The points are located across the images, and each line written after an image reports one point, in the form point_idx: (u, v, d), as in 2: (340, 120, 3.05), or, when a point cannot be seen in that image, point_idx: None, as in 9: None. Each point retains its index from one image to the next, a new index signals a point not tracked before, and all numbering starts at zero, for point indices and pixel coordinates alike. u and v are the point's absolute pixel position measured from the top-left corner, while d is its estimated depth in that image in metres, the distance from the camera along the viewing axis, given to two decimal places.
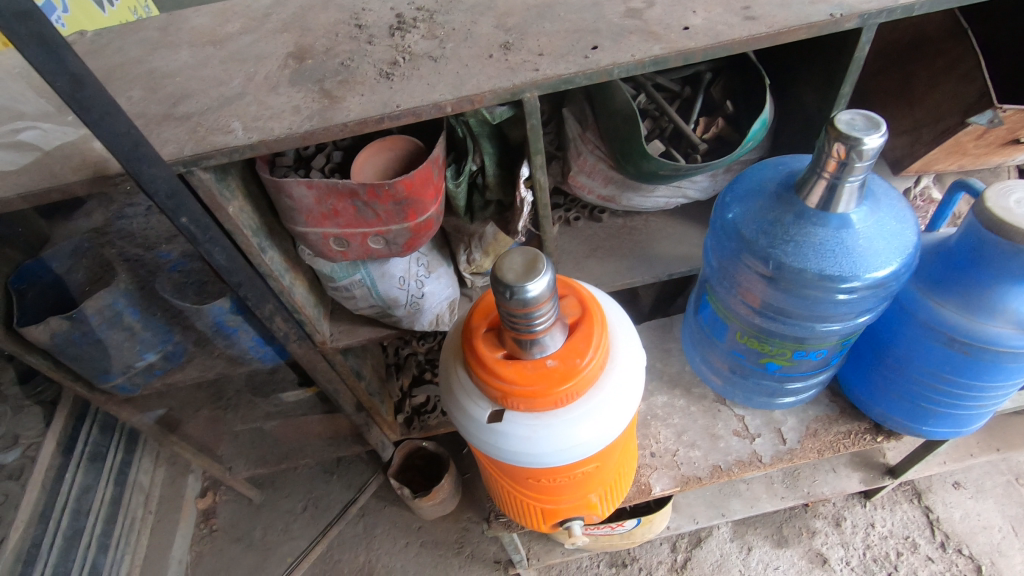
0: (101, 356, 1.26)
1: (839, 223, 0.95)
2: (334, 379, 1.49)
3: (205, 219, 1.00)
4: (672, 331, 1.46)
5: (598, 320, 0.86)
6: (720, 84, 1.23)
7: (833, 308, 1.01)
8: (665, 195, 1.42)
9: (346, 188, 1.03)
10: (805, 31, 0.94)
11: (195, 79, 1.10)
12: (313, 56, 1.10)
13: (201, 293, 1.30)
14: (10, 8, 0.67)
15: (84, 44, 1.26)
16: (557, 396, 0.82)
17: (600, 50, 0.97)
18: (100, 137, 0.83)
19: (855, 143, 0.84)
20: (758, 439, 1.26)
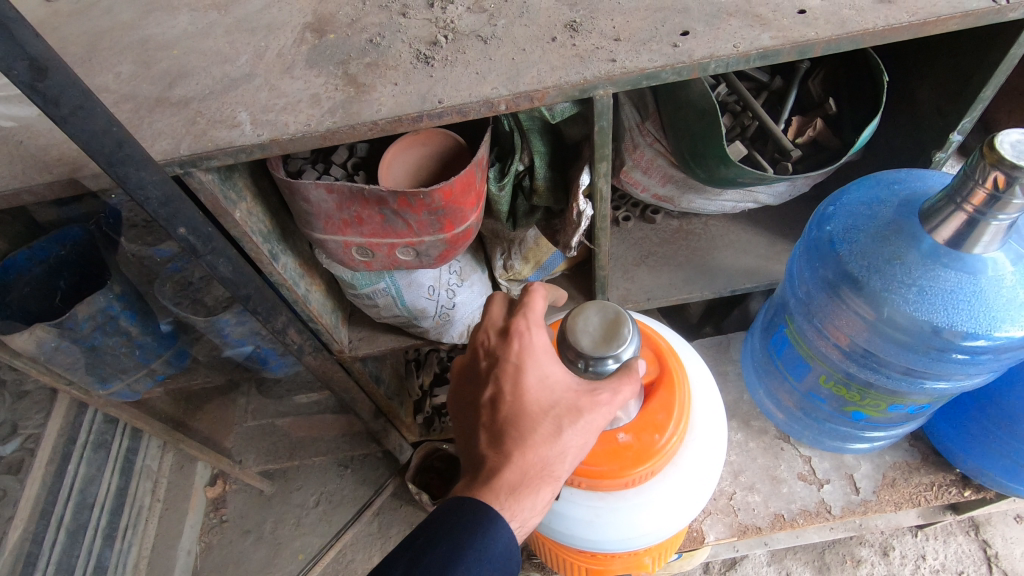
0: (97, 363, 1.13)
1: (974, 268, 0.78)
2: (352, 387, 1.36)
3: (207, 228, 0.84)
4: (728, 352, 1.30)
5: (678, 384, 0.72)
6: (819, 76, 1.03)
7: (949, 366, 0.85)
8: (733, 199, 1.24)
9: (373, 195, 0.87)
10: (958, 21, 0.74)
11: (196, 53, 0.92)
12: (336, 29, 0.91)
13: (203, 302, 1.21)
14: None
15: (69, 1, 1.08)
16: (628, 478, 0.69)
17: (692, 36, 0.78)
18: (74, 137, 0.66)
19: (1019, 175, 0.65)
20: (826, 485, 1.12)
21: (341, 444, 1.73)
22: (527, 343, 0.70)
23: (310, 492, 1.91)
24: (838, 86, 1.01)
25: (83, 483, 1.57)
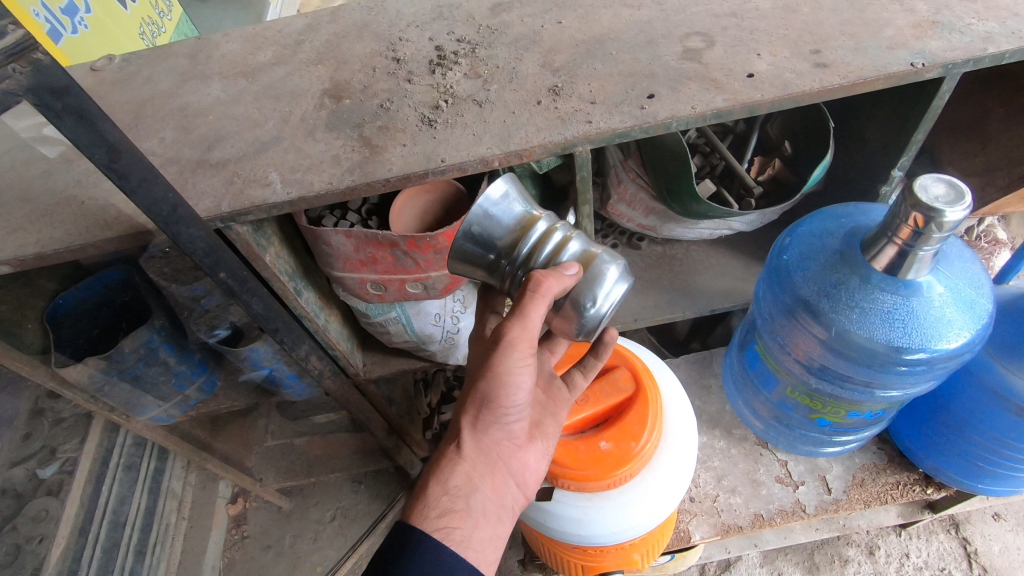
0: (139, 391, 1.27)
1: (907, 291, 0.90)
2: (366, 407, 1.47)
3: (243, 272, 0.97)
4: (711, 366, 1.42)
5: (652, 399, 0.86)
6: (777, 122, 1.20)
7: (895, 378, 0.96)
8: (710, 227, 1.35)
9: (386, 239, 0.99)
10: (882, 82, 0.87)
11: (229, 118, 1.06)
12: (351, 95, 1.05)
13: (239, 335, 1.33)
14: (48, 83, 0.63)
15: (113, 71, 1.22)
16: (612, 479, 0.82)
17: (657, 99, 0.91)
18: (138, 204, 0.79)
19: (935, 215, 0.77)
20: (801, 487, 1.23)
21: (355, 460, 1.84)
22: (509, 336, 0.71)
23: (327, 508, 2.01)
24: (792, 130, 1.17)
25: (117, 503, 1.65)
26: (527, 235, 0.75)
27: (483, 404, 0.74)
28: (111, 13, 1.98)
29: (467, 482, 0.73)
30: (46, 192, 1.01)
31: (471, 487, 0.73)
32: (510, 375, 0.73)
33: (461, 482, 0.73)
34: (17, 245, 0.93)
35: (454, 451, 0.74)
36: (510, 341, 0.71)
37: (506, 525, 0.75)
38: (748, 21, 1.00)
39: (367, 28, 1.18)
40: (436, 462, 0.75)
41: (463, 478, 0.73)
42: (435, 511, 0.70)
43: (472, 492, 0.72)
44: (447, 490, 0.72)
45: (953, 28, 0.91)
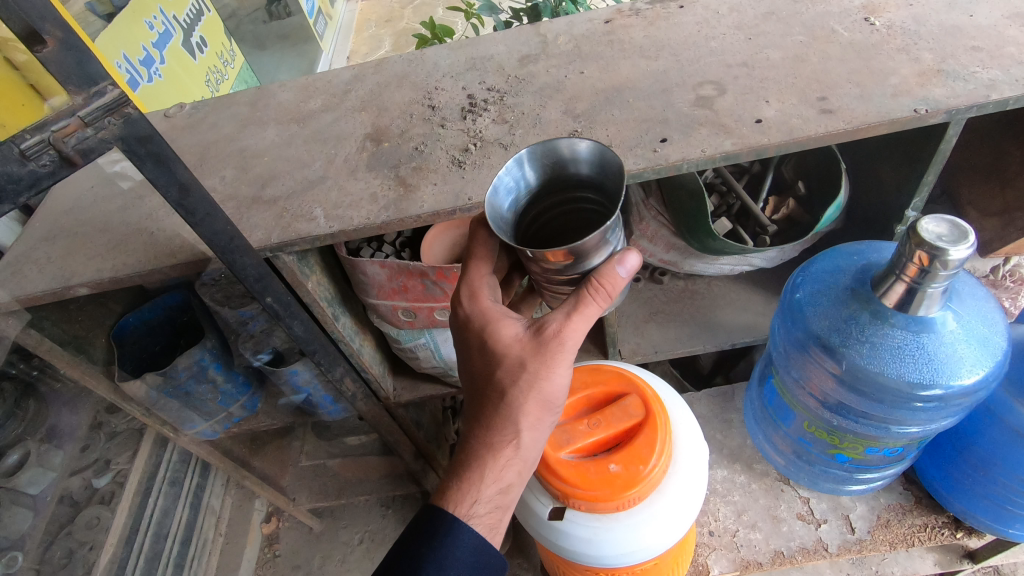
0: (189, 407, 1.37)
1: (918, 327, 0.91)
2: (396, 430, 1.54)
3: (287, 297, 1.06)
4: (732, 401, 1.43)
5: (661, 424, 0.89)
6: (791, 163, 1.27)
7: (910, 414, 0.97)
8: (730, 263, 1.38)
9: (416, 269, 1.08)
10: (886, 127, 0.92)
11: (281, 159, 1.18)
12: (389, 138, 1.16)
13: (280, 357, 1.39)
14: (135, 132, 0.75)
15: (183, 118, 1.37)
16: (619, 500, 0.85)
17: (669, 143, 0.97)
18: (201, 235, 0.90)
19: (939, 254, 0.79)
20: (824, 525, 1.22)
21: (384, 484, 1.89)
22: (572, 338, 0.77)
23: (356, 531, 2.06)
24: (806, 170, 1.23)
25: (162, 516, 1.74)
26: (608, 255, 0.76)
27: (541, 402, 0.78)
28: (182, 65, 2.23)
29: (518, 476, 0.80)
30: (121, 223, 1.14)
31: (520, 479, 0.81)
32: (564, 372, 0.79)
33: (515, 476, 0.79)
34: (95, 269, 1.06)
35: (511, 449, 0.78)
36: (570, 343, 0.77)
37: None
38: (758, 70, 1.07)
39: (407, 79, 1.30)
40: (490, 461, 0.77)
41: (517, 473, 0.80)
42: (489, 504, 0.78)
43: (524, 485, 0.80)
44: (503, 486, 0.78)
45: (957, 76, 0.95)
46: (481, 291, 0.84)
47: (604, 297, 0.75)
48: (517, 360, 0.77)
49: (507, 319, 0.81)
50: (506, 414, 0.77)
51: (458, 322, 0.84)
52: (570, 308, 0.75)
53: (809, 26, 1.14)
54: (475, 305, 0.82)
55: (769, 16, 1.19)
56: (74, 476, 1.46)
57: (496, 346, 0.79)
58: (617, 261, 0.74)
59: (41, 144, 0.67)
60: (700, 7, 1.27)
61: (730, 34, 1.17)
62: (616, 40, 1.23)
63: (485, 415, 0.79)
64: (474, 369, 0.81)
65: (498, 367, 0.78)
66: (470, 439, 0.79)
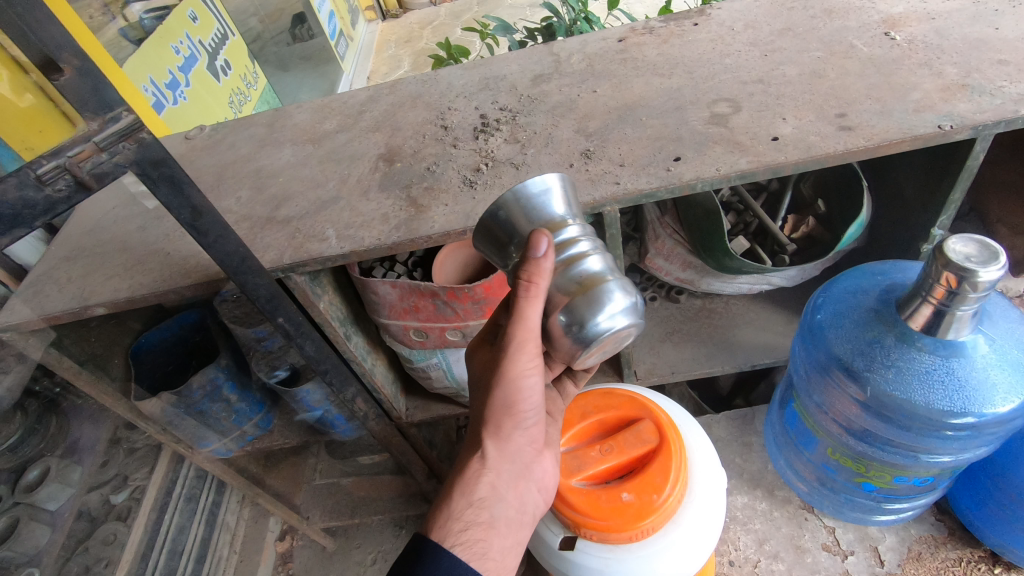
0: (204, 426, 1.38)
1: (947, 351, 0.88)
2: (408, 450, 1.52)
3: (299, 317, 1.06)
4: (753, 424, 1.39)
5: (675, 452, 0.88)
6: (810, 181, 1.26)
7: (940, 442, 0.93)
8: (748, 281, 1.33)
9: (427, 289, 1.07)
10: (909, 143, 0.89)
11: (296, 179, 1.19)
12: (402, 158, 1.16)
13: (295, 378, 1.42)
14: (149, 156, 0.76)
15: (203, 139, 1.40)
16: (632, 531, 0.84)
17: (683, 161, 0.96)
18: (213, 256, 0.90)
19: (967, 275, 0.76)
20: (850, 557, 1.17)
21: (397, 504, 1.86)
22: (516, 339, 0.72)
23: (370, 551, 2.05)
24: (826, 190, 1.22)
25: (177, 533, 1.74)
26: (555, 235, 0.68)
27: (507, 412, 0.78)
28: (207, 87, 2.29)
29: (493, 490, 0.77)
30: (140, 244, 1.16)
31: (496, 495, 0.78)
32: (522, 378, 0.76)
33: (488, 491, 0.77)
34: (113, 289, 1.07)
35: (479, 461, 0.78)
36: (517, 345, 0.72)
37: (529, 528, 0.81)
38: (774, 87, 1.05)
39: (420, 99, 1.31)
40: (461, 473, 0.78)
41: (489, 487, 0.77)
42: (461, 524, 0.74)
43: (497, 500, 0.77)
44: (475, 500, 0.76)
45: (984, 91, 0.92)
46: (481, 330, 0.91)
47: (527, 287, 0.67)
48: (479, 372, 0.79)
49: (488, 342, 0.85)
50: (475, 425, 0.80)
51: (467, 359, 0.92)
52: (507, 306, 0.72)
53: (827, 41, 1.12)
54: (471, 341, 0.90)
55: (786, 31, 1.18)
56: (92, 491, 1.42)
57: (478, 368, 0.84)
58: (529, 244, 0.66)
59: (56, 169, 0.68)
60: (714, 24, 1.25)
61: (745, 51, 1.15)
62: (630, 58, 1.22)
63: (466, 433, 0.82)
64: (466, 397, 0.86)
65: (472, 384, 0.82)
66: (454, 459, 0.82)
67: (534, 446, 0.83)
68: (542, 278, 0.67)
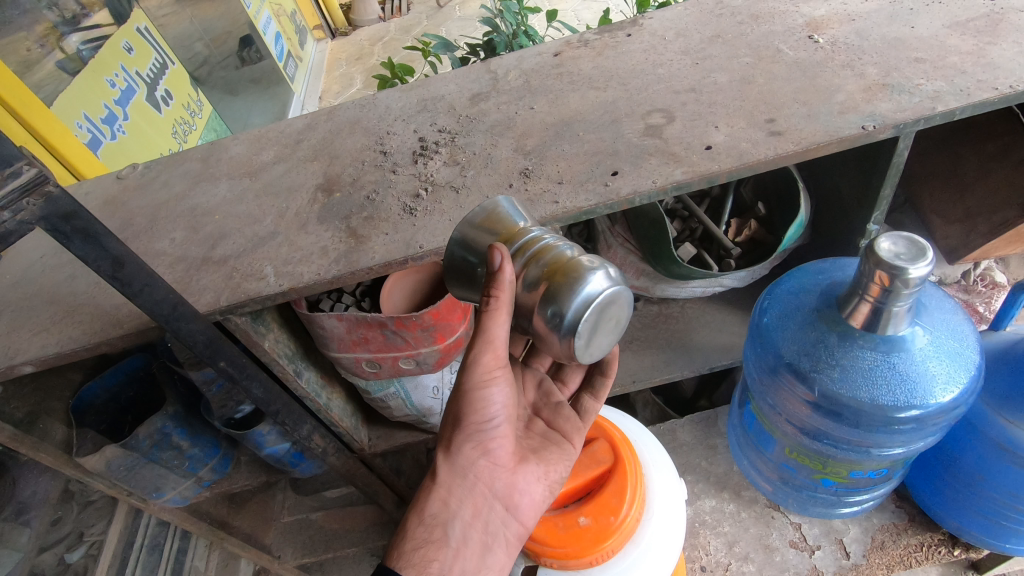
0: (156, 477, 1.31)
1: (889, 347, 0.89)
2: (375, 481, 1.49)
3: (242, 360, 1.02)
4: (717, 426, 1.39)
5: (630, 471, 0.94)
6: (750, 185, 1.31)
7: (888, 437, 0.95)
8: (700, 286, 1.32)
9: (375, 320, 1.05)
10: (836, 145, 0.90)
11: (232, 216, 1.15)
12: (341, 188, 1.13)
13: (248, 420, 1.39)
14: (58, 211, 0.71)
15: (136, 178, 1.35)
16: (592, 555, 0.89)
17: (620, 175, 0.95)
18: (140, 306, 0.85)
19: (898, 273, 0.76)
20: (817, 551, 1.19)
21: (371, 534, 1.77)
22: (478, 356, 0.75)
23: None
24: (765, 193, 1.29)
25: None
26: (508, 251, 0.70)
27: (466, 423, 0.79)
28: (147, 120, 2.22)
29: (445, 507, 0.79)
30: (69, 294, 1.10)
31: (449, 513, 0.79)
32: (483, 391, 0.78)
33: (441, 507, 0.79)
34: (40, 345, 1.02)
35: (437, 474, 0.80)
36: (480, 365, 0.76)
37: (490, 549, 0.80)
38: (706, 95, 1.06)
39: (359, 124, 1.29)
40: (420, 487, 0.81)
41: (441, 503, 0.79)
42: (413, 541, 0.77)
43: (450, 515, 0.79)
44: (427, 518, 0.78)
45: (903, 89, 0.94)
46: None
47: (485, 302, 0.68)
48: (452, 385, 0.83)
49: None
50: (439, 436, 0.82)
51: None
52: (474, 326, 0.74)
53: (755, 46, 1.14)
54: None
55: (715, 38, 1.19)
56: (44, 552, 1.39)
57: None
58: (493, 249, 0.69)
59: None
60: (647, 34, 1.26)
61: (677, 60, 1.16)
62: (565, 72, 1.22)
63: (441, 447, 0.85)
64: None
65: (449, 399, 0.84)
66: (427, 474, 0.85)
67: (504, 465, 0.84)
68: (505, 290, 0.66)
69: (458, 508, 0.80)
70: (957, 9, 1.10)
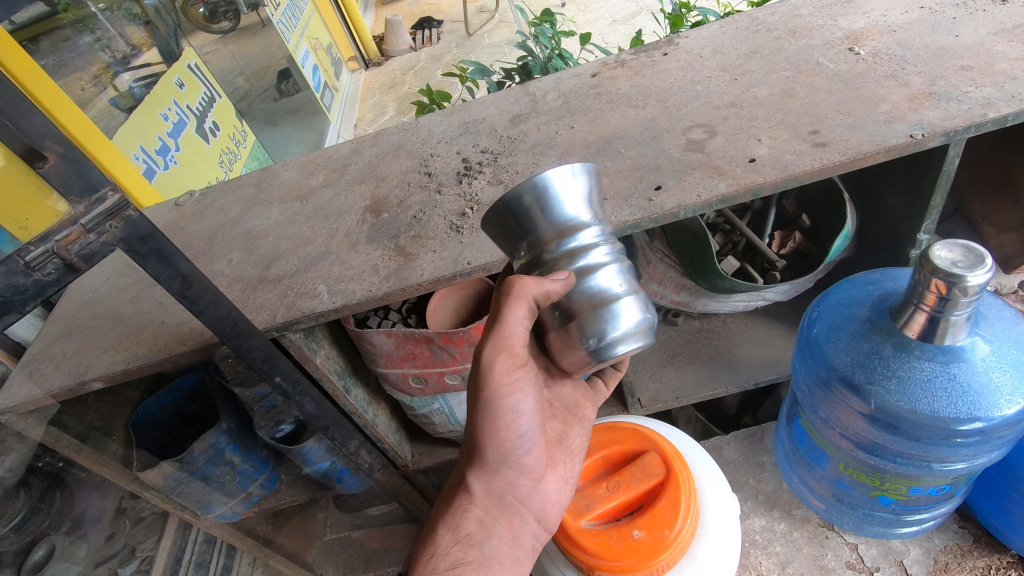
0: (211, 494, 1.37)
1: (949, 358, 0.87)
2: (418, 498, 1.50)
3: (295, 375, 1.04)
4: (764, 442, 1.37)
5: (683, 483, 0.94)
6: (792, 197, 1.34)
7: (948, 451, 0.93)
8: (743, 299, 1.29)
9: (422, 336, 1.08)
10: (883, 155, 0.90)
11: (285, 238, 1.20)
12: (388, 209, 1.17)
13: (295, 436, 1.42)
14: (137, 232, 0.71)
15: (192, 205, 1.41)
16: (645, 569, 0.90)
17: (663, 190, 0.96)
18: (206, 323, 0.87)
19: (956, 281, 0.74)
20: (877, 574, 1.14)
21: None
22: (490, 356, 0.75)
23: None
24: (809, 205, 1.29)
25: None
26: (567, 243, 0.72)
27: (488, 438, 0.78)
28: (197, 150, 2.33)
29: (481, 527, 0.78)
30: (133, 315, 1.16)
31: (485, 531, 0.78)
32: (505, 401, 0.77)
33: (473, 523, 0.78)
34: (108, 362, 1.07)
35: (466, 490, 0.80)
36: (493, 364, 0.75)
37: (523, 564, 0.80)
38: (746, 109, 1.07)
39: (403, 148, 1.34)
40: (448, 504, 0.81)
41: (477, 522, 0.79)
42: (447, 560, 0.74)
43: (486, 534, 0.78)
44: (461, 537, 0.77)
45: (951, 97, 0.94)
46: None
47: (506, 293, 0.72)
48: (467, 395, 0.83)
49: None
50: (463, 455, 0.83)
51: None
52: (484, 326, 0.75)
53: (794, 61, 1.14)
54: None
55: (753, 54, 1.21)
56: (99, 568, 1.06)
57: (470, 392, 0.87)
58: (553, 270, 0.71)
59: (45, 254, 0.63)
60: (683, 52, 1.29)
61: (715, 76, 1.18)
62: (604, 92, 1.25)
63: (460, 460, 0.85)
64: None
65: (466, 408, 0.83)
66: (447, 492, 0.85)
67: (535, 475, 0.84)
68: (522, 296, 0.71)
69: (489, 523, 0.79)
70: (1002, 17, 1.09)
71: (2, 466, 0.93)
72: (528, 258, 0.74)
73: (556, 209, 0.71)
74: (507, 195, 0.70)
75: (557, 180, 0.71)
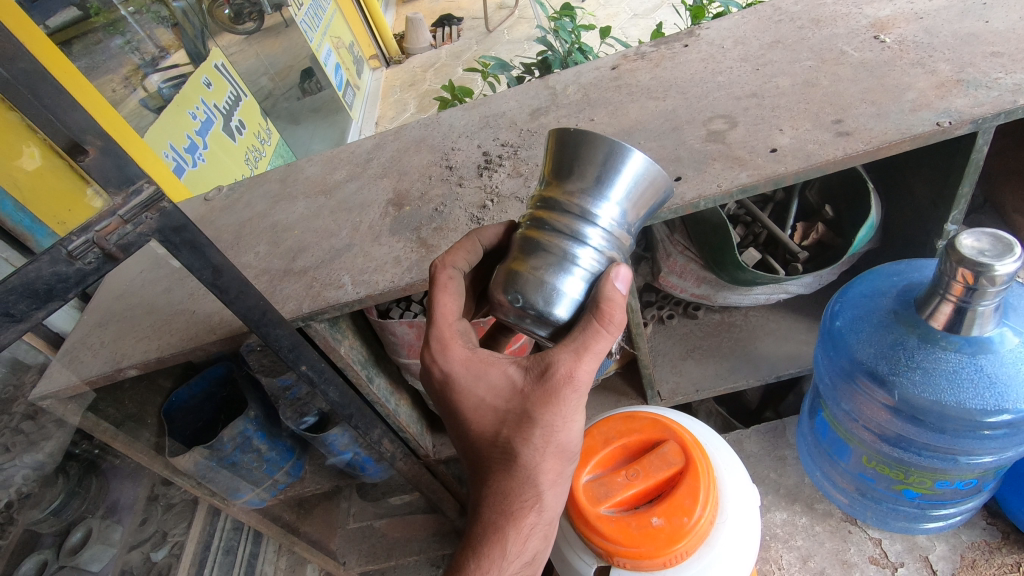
0: (237, 480, 1.37)
1: (976, 348, 0.86)
2: (438, 488, 1.52)
3: (321, 364, 1.05)
4: (785, 437, 1.36)
5: (702, 472, 0.95)
6: (815, 188, 1.33)
7: (976, 443, 0.92)
8: (764, 292, 1.28)
9: None
10: (909, 143, 0.88)
11: (309, 231, 1.23)
12: (410, 202, 1.19)
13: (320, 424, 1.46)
14: (171, 224, 0.73)
15: (221, 200, 1.45)
16: (665, 556, 0.90)
17: (683, 181, 0.96)
18: (235, 313, 0.89)
19: (984, 270, 0.73)
20: (901, 569, 1.13)
21: (432, 543, 1.79)
22: (584, 376, 0.68)
23: None
24: (832, 196, 1.28)
25: None
26: (592, 207, 0.67)
27: (558, 456, 0.72)
28: (223, 148, 2.39)
29: (544, 543, 0.75)
30: (166, 305, 1.20)
31: (547, 546, 0.76)
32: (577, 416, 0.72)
33: (539, 542, 0.74)
34: (143, 351, 1.12)
35: (534, 514, 0.73)
36: (581, 383, 0.68)
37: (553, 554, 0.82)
38: (768, 99, 1.06)
39: (424, 142, 1.36)
40: (514, 531, 0.71)
41: (542, 540, 0.74)
42: None
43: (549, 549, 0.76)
44: (527, 558, 0.73)
45: (980, 84, 0.92)
46: (453, 341, 0.74)
47: (602, 319, 0.65)
48: (522, 411, 0.69)
49: (496, 365, 0.72)
50: (518, 477, 0.71)
51: (438, 383, 0.74)
52: (572, 348, 0.66)
53: (817, 50, 1.13)
54: (454, 358, 0.73)
55: (776, 44, 1.19)
56: (133, 549, 1.16)
57: (495, 401, 0.71)
58: (610, 274, 0.66)
59: (86, 244, 0.65)
60: (704, 43, 1.28)
61: (737, 67, 1.17)
62: (624, 84, 1.25)
63: (495, 484, 0.72)
64: (472, 420, 0.72)
65: (502, 427, 0.70)
66: (486, 512, 0.72)
67: None
68: (617, 310, 0.65)
69: (549, 537, 0.76)
70: None
71: (43, 451, 1.01)
72: (552, 201, 0.69)
73: (614, 193, 0.68)
74: (606, 143, 0.66)
75: (638, 171, 0.68)
